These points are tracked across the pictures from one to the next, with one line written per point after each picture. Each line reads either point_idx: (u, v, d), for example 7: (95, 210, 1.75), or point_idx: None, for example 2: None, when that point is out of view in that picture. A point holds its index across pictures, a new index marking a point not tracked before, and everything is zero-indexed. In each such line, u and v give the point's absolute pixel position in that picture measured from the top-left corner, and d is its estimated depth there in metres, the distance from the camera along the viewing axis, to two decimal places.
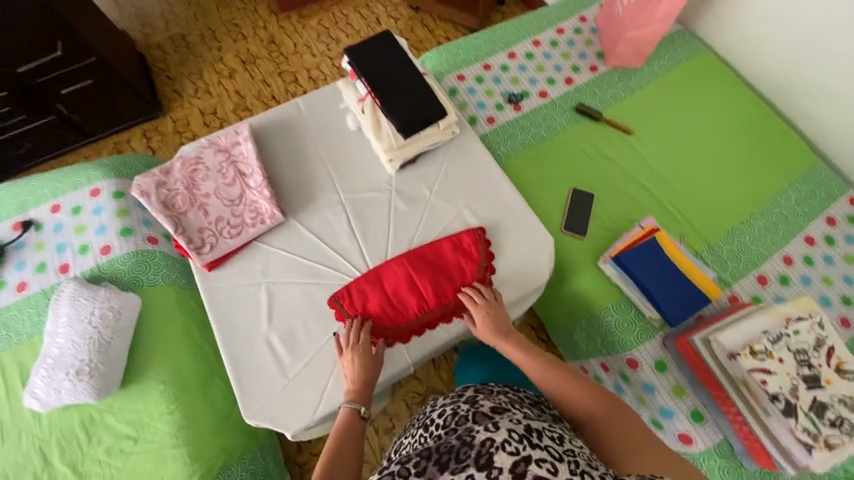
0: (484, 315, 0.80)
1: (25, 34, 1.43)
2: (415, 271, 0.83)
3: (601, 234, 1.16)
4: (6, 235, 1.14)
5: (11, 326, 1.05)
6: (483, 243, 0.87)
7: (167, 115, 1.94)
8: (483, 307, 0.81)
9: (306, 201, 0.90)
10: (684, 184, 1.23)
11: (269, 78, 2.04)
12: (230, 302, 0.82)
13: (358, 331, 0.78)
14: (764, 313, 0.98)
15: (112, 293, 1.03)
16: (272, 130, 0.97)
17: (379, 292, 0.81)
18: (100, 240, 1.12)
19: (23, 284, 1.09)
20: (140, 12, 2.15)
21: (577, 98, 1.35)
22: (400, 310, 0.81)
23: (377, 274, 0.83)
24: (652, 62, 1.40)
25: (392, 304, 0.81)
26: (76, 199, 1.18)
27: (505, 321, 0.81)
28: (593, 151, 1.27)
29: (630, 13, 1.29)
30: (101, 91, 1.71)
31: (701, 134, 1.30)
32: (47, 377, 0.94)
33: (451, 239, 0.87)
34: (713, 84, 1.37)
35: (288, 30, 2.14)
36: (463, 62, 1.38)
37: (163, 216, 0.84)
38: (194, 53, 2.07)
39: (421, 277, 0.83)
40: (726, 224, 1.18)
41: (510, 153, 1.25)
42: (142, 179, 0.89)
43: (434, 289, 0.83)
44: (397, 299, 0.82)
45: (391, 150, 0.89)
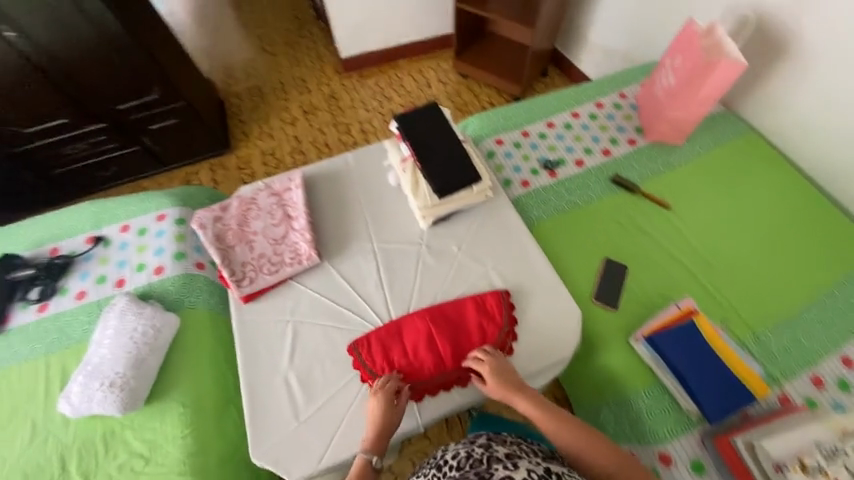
0: (494, 370, 0.80)
1: (133, 79, 1.70)
2: (436, 329, 0.84)
3: (633, 307, 1.12)
4: (79, 246, 1.29)
5: (64, 330, 1.15)
6: (507, 307, 0.87)
7: (233, 152, 2.17)
8: (491, 364, 0.80)
9: (342, 247, 0.96)
10: (726, 265, 1.18)
11: (326, 127, 2.26)
12: (258, 335, 0.86)
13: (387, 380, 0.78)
14: (816, 422, 0.92)
15: (156, 312, 1.11)
16: (320, 179, 1.06)
17: (398, 345, 0.82)
18: (156, 260, 1.24)
19: (83, 293, 1.20)
20: (226, 65, 2.50)
21: (613, 170, 1.37)
22: (416, 367, 0.81)
23: (399, 327, 0.84)
24: (692, 140, 1.41)
25: (411, 360, 0.82)
26: (143, 221, 1.32)
27: (514, 377, 0.80)
28: (627, 222, 1.26)
29: (669, 96, 1.32)
30: (183, 128, 1.96)
31: (745, 215, 1.26)
32: (83, 385, 1.00)
33: (476, 299, 0.88)
34: (756, 165, 1.35)
35: (347, 87, 2.39)
36: (502, 127, 1.46)
37: (214, 247, 0.92)
38: (265, 101, 2.36)
39: (442, 336, 0.83)
40: (773, 313, 1.11)
41: (541, 217, 1.27)
42: (202, 212, 0.99)
43: (453, 348, 0.83)
44: (416, 355, 0.82)
45: (425, 207, 0.94)
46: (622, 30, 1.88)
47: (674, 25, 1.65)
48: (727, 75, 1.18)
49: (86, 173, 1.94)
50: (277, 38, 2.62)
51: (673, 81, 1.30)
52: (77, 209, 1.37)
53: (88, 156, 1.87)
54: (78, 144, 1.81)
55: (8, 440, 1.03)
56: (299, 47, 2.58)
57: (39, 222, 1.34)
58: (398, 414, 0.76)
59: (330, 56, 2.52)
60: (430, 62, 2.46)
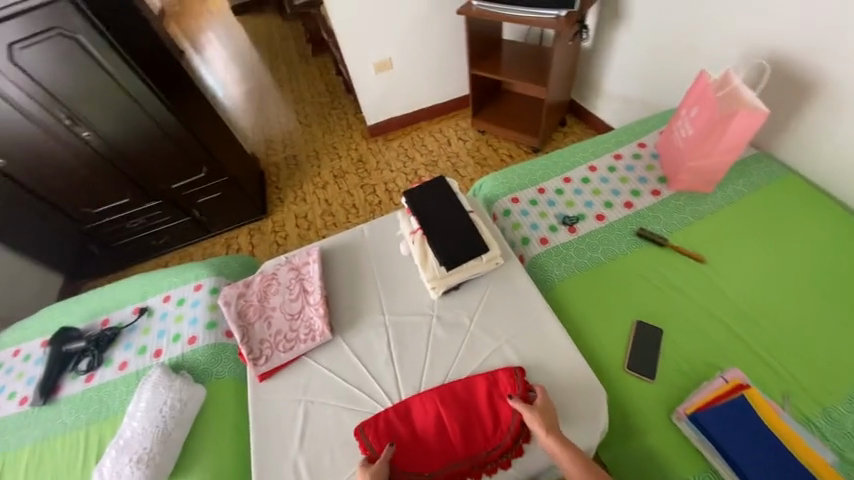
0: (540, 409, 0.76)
1: (184, 162, 1.93)
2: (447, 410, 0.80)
3: (672, 378, 1.00)
4: (126, 318, 1.41)
5: (105, 401, 1.23)
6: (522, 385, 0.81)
7: (269, 217, 2.34)
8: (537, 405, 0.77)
9: (354, 321, 0.97)
10: (778, 327, 1.05)
11: (353, 189, 2.39)
12: (270, 416, 0.87)
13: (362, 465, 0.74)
14: None
15: (185, 384, 1.16)
16: (336, 251, 1.11)
17: (406, 429, 0.79)
18: (190, 331, 1.32)
19: (125, 364, 1.29)
20: (268, 138, 2.78)
21: (638, 222, 1.31)
22: (425, 455, 0.77)
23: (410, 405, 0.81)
24: (723, 186, 1.33)
25: (422, 442, 0.78)
26: (182, 292, 1.43)
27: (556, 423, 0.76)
28: (658, 279, 1.18)
29: (689, 146, 1.26)
30: (225, 200, 2.16)
31: (795, 268, 1.14)
32: (114, 460, 1.05)
33: (487, 377, 0.83)
34: (800, 211, 1.24)
35: (373, 150, 2.55)
36: (518, 185, 1.47)
37: (236, 325, 0.97)
38: (299, 168, 2.56)
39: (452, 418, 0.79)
40: (844, 382, 0.96)
41: (563, 276, 1.21)
42: (228, 289, 1.05)
43: (463, 435, 0.78)
44: (427, 438, 0.78)
45: (434, 279, 0.94)
46: (637, 79, 1.88)
47: (690, 71, 1.63)
48: (749, 123, 1.13)
49: (143, 244, 2.17)
50: (312, 111, 2.90)
51: (692, 132, 1.25)
52: (127, 282, 1.51)
53: (145, 229, 2.10)
54: (138, 220, 2.04)
55: None
56: (330, 117, 2.83)
57: (95, 296, 1.50)
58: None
59: (358, 124, 2.74)
60: (450, 121, 2.59)
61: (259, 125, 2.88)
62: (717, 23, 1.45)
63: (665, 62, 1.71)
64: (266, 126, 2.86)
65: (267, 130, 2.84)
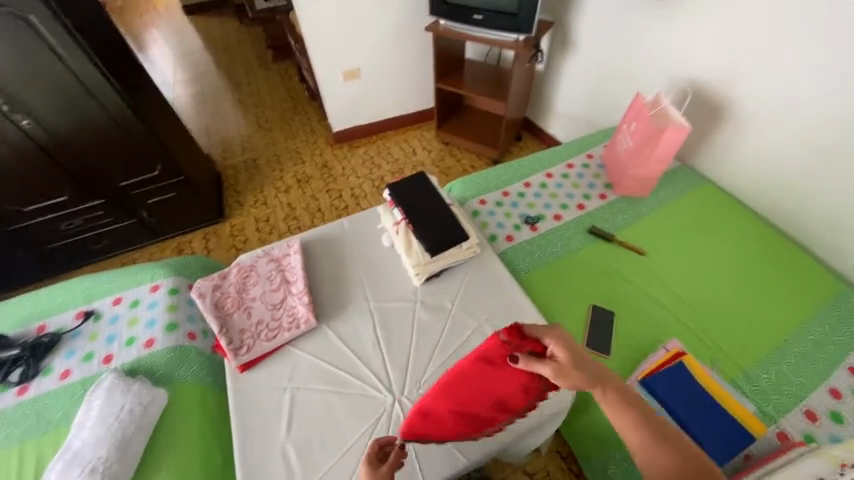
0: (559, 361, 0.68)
1: (137, 159, 1.81)
2: (455, 393, 0.77)
3: (626, 354, 1.14)
4: (68, 323, 1.27)
5: (43, 413, 1.09)
6: (507, 354, 0.72)
7: (227, 221, 2.24)
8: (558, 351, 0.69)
9: (339, 309, 0.99)
10: (705, 307, 1.25)
11: (318, 193, 2.37)
12: (253, 407, 0.85)
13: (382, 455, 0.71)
14: (814, 459, 0.77)
15: (144, 388, 1.06)
16: (317, 244, 1.12)
17: (442, 426, 0.77)
18: (147, 333, 1.23)
19: (68, 372, 1.16)
20: (225, 141, 2.68)
21: (589, 221, 1.48)
22: (477, 426, 0.79)
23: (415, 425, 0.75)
24: (657, 192, 1.55)
25: (450, 430, 0.78)
26: (137, 293, 1.33)
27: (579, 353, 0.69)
28: (609, 270, 1.34)
29: (630, 156, 1.46)
30: (179, 201, 2.04)
31: (717, 260, 1.36)
32: (60, 473, 0.94)
33: (487, 358, 0.74)
34: (717, 213, 1.49)
35: (339, 157, 2.57)
36: (484, 189, 1.59)
37: (213, 316, 0.94)
38: (260, 172, 2.49)
39: (467, 399, 0.77)
40: (758, 350, 1.16)
41: (529, 268, 1.33)
42: (201, 281, 1.01)
43: (494, 407, 0.78)
44: (452, 430, 0.78)
45: (418, 264, 1.00)
46: (583, 100, 2.13)
47: (627, 95, 1.89)
48: (676, 137, 1.34)
49: (78, 247, 1.96)
50: (273, 116, 2.85)
51: (631, 143, 1.45)
52: (69, 284, 1.37)
53: (82, 230, 1.91)
54: (73, 220, 1.85)
55: None
56: (293, 122, 2.80)
57: (27, 300, 1.34)
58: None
59: (322, 130, 2.73)
60: (415, 132, 2.69)
61: (215, 128, 2.77)
62: (649, 54, 1.71)
63: (607, 87, 1.97)
64: (222, 128, 2.77)
65: (223, 132, 2.74)
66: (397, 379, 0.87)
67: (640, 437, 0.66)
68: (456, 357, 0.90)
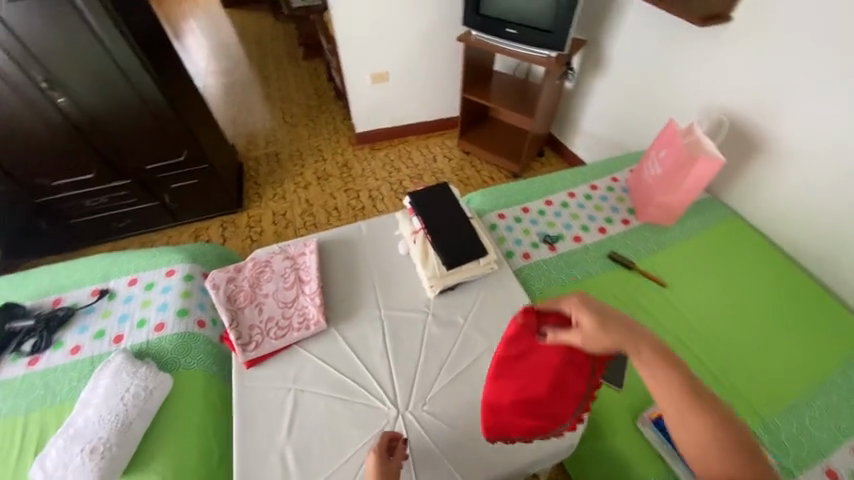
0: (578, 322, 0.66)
1: (164, 144, 1.84)
2: (511, 379, 0.78)
3: (639, 390, 1.09)
4: (82, 299, 1.29)
5: (51, 386, 1.10)
6: (534, 333, 0.75)
7: (246, 211, 2.26)
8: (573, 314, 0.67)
9: (350, 313, 0.98)
10: (726, 347, 1.20)
11: (337, 191, 2.39)
12: (257, 405, 0.84)
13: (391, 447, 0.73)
14: None
15: (151, 372, 1.08)
16: (334, 245, 1.12)
17: (516, 416, 0.77)
18: (158, 317, 1.24)
19: (78, 348, 1.18)
20: (250, 133, 2.72)
21: (610, 246, 1.44)
22: (553, 417, 0.77)
23: (490, 417, 0.77)
24: (682, 222, 1.51)
25: (528, 420, 0.77)
26: (152, 276, 1.35)
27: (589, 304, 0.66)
28: (627, 299, 1.30)
29: (658, 183, 1.42)
30: (201, 188, 2.07)
31: (741, 298, 1.31)
32: (62, 449, 0.95)
33: (522, 337, 0.77)
34: (744, 249, 1.43)
35: (360, 157, 2.58)
36: (504, 203, 1.57)
37: (225, 309, 0.94)
38: (282, 166, 2.52)
39: (526, 385, 0.77)
40: (778, 397, 1.11)
41: (544, 288, 1.30)
42: (216, 272, 1.02)
43: (558, 393, 0.76)
44: (529, 420, 0.77)
45: (433, 277, 0.98)
46: (611, 121, 2.09)
47: (657, 120, 1.85)
48: (708, 168, 1.31)
49: (100, 225, 2.01)
50: (299, 111, 2.89)
51: (660, 171, 1.42)
52: (88, 261, 1.40)
53: (105, 209, 1.95)
54: (98, 198, 1.90)
55: None
56: (317, 120, 2.83)
57: (47, 272, 1.37)
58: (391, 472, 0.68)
59: (346, 129, 2.75)
60: (437, 139, 2.68)
61: (242, 119, 2.82)
62: (684, 81, 1.67)
63: (637, 110, 1.93)
64: (248, 120, 2.81)
65: (249, 123, 2.79)
66: (402, 391, 0.85)
67: (676, 405, 0.55)
68: (464, 376, 0.88)
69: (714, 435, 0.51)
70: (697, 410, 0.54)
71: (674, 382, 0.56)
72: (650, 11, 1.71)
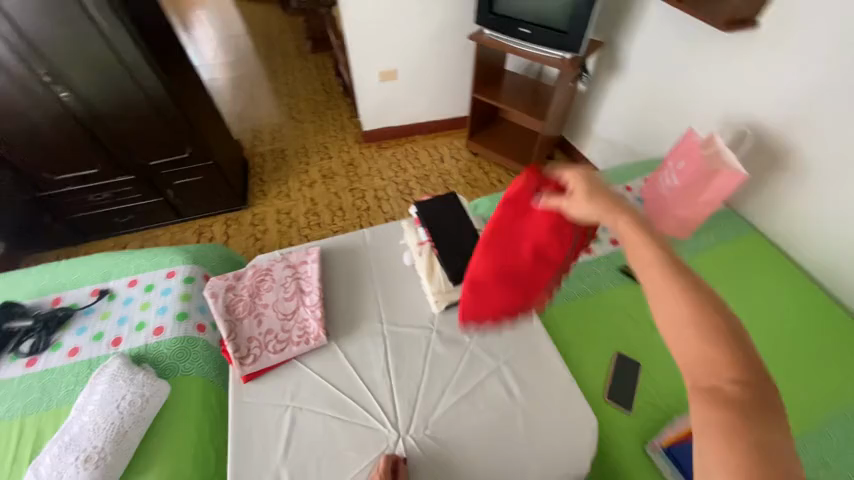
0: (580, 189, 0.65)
1: (168, 140, 1.81)
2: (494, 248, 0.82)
3: (647, 414, 1.06)
4: (82, 299, 1.28)
5: (48, 389, 1.09)
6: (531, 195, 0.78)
7: (250, 208, 2.23)
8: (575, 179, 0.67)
9: (351, 327, 0.95)
10: None
11: (342, 190, 2.35)
12: (253, 423, 0.81)
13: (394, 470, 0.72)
14: None
15: (148, 379, 1.06)
16: (336, 253, 1.08)
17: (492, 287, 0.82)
18: (157, 320, 1.22)
19: (76, 350, 1.16)
20: (256, 128, 2.69)
21: (622, 259, 1.39)
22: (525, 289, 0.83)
23: (471, 287, 0.83)
24: (697, 236, 1.45)
25: (502, 296, 0.83)
26: (152, 277, 1.33)
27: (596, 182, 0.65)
28: (638, 315, 1.26)
29: (675, 195, 1.37)
30: (204, 185, 2.04)
31: (758, 317, 1.26)
32: (57, 458, 0.93)
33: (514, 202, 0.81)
34: (760, 265, 1.38)
35: (366, 156, 2.53)
36: None
37: (223, 320, 0.91)
38: (287, 163, 2.49)
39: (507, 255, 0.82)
40: (793, 423, 1.06)
41: (552, 301, 1.26)
42: (215, 280, 0.99)
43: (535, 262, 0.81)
44: (502, 295, 0.83)
45: (439, 292, 0.95)
46: (626, 125, 2.02)
47: (675, 127, 1.78)
48: (729, 182, 1.25)
49: (103, 219, 1.99)
50: (305, 107, 2.85)
51: (678, 182, 1.36)
52: (88, 260, 1.38)
53: (109, 204, 1.94)
54: (102, 193, 1.88)
55: None
56: (324, 116, 2.78)
57: (48, 271, 1.35)
58: None
59: (353, 127, 2.71)
60: (445, 138, 2.63)
61: (247, 114, 2.79)
62: (705, 87, 1.60)
63: (653, 116, 1.86)
64: (254, 115, 2.78)
65: (255, 119, 2.75)
66: (403, 413, 0.82)
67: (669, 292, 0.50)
68: (468, 398, 0.85)
69: (708, 336, 0.46)
70: (693, 304, 0.48)
71: (670, 274, 0.50)
72: (670, 13, 1.64)
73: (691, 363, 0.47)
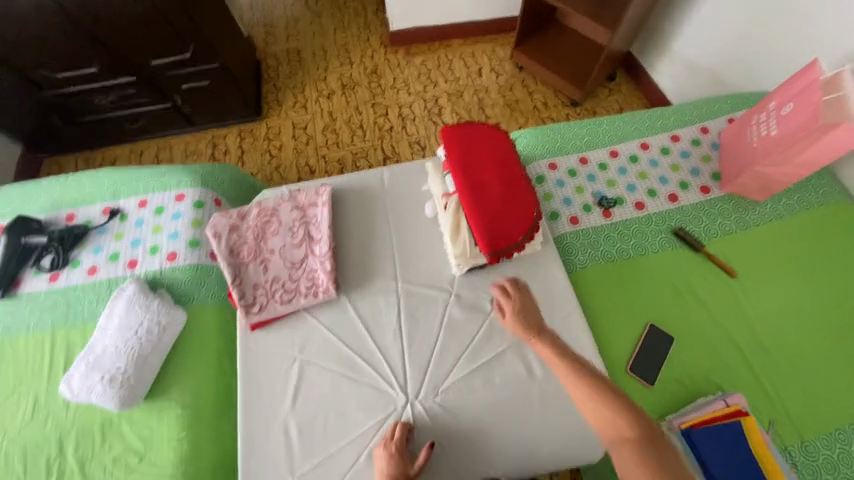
0: (516, 311, 0.77)
1: (166, 36, 1.58)
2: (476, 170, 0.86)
3: (670, 392, 1.00)
4: (95, 217, 1.25)
5: (72, 305, 1.14)
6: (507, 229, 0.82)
7: (264, 121, 2.05)
8: (514, 303, 0.78)
9: (363, 282, 0.87)
10: (786, 356, 1.04)
11: (363, 105, 2.10)
12: (261, 372, 0.80)
13: (396, 429, 0.72)
14: None
15: (163, 308, 1.06)
16: (350, 196, 0.96)
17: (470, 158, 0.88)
18: (169, 246, 1.18)
19: (95, 269, 1.17)
20: (268, 20, 2.33)
21: (678, 219, 1.20)
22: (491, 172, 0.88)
23: (463, 145, 0.88)
24: (777, 198, 1.22)
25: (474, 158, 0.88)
26: (162, 199, 1.26)
27: (535, 315, 0.77)
28: (682, 286, 1.12)
29: (767, 148, 1.10)
30: (213, 92, 1.84)
31: (820, 301, 1.10)
32: (84, 374, 1.00)
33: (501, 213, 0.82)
34: (844, 241, 1.17)
35: (392, 63, 2.19)
36: (558, 149, 1.29)
37: (226, 263, 0.84)
38: (303, 67, 2.19)
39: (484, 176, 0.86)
40: (827, 419, 0.98)
41: (586, 264, 1.13)
42: (218, 217, 0.90)
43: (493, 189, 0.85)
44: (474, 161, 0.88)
45: (461, 255, 0.84)
46: (718, 43, 1.60)
47: (788, 49, 1.38)
48: (844, 142, 0.97)
49: (113, 125, 1.88)
50: None
51: (776, 131, 1.08)
52: (97, 175, 1.31)
53: (115, 108, 1.80)
54: (105, 96, 1.74)
55: (10, 411, 1.05)
56: (346, 9, 2.36)
57: (57, 184, 1.31)
58: (402, 462, 0.69)
59: (378, 25, 2.30)
60: (486, 46, 2.21)
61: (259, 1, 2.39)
62: None
63: (760, 33, 1.44)
64: (266, 3, 2.38)
65: (267, 8, 2.37)
66: (413, 378, 0.78)
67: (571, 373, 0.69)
68: (484, 370, 0.79)
69: (595, 393, 0.65)
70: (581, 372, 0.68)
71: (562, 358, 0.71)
72: None
73: (600, 422, 0.63)
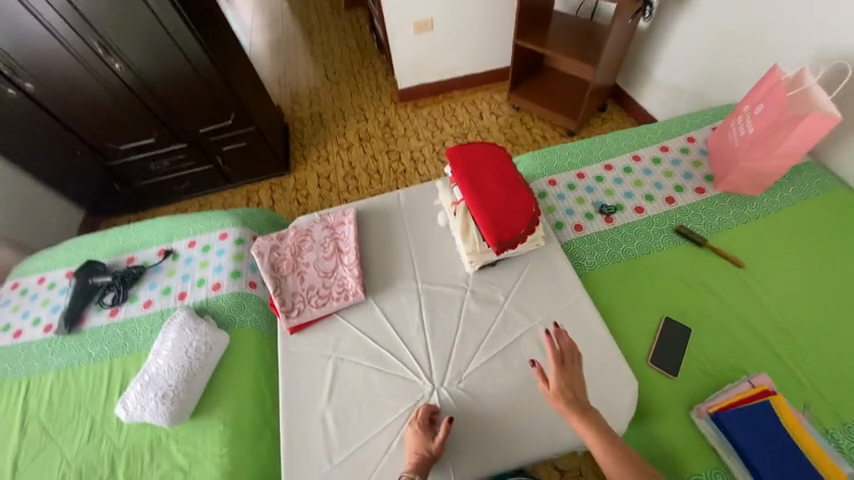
0: (561, 383, 0.75)
1: (213, 108, 1.89)
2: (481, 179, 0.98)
3: (694, 381, 1.00)
4: (151, 258, 1.42)
5: (129, 335, 1.27)
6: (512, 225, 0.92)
7: (291, 174, 2.31)
8: (560, 376, 0.76)
9: (387, 285, 0.97)
10: (810, 338, 1.04)
11: (379, 153, 2.34)
12: (300, 370, 0.88)
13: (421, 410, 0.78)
14: None
15: (209, 329, 1.18)
16: (372, 214, 1.09)
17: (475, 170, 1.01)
18: (215, 277, 1.33)
19: (150, 302, 1.32)
20: (294, 91, 2.70)
21: (677, 218, 1.27)
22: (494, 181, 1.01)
23: (468, 160, 1.02)
24: (771, 192, 1.28)
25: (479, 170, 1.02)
26: (208, 238, 1.43)
27: (578, 388, 0.76)
28: (691, 279, 1.16)
29: (748, 145, 1.20)
30: (248, 152, 2.12)
31: (834, 284, 1.12)
32: (139, 393, 1.10)
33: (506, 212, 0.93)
34: (847, 225, 1.20)
35: (402, 116, 2.47)
36: (556, 167, 1.42)
37: (269, 276, 0.97)
38: (325, 126, 2.50)
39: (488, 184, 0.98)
40: None
41: (595, 265, 1.19)
42: (261, 239, 1.04)
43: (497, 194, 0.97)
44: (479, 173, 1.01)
45: (473, 252, 0.94)
46: (695, 67, 1.77)
47: (757, 64, 1.53)
48: (817, 128, 1.07)
49: (163, 187, 2.16)
50: (341, 67, 2.79)
51: (752, 131, 1.19)
52: (154, 223, 1.51)
53: (167, 172, 2.09)
54: (159, 162, 2.03)
55: (68, 436, 1.14)
56: (359, 76, 2.72)
57: (119, 233, 1.51)
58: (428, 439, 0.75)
59: (388, 86, 2.63)
60: (485, 94, 2.48)
61: (286, 77, 2.79)
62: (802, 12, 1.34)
63: (730, 54, 1.61)
64: (292, 78, 2.78)
65: (293, 81, 2.76)
66: (437, 367, 0.85)
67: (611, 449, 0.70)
68: (502, 355, 0.85)
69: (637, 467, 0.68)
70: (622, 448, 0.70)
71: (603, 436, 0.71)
72: None
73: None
